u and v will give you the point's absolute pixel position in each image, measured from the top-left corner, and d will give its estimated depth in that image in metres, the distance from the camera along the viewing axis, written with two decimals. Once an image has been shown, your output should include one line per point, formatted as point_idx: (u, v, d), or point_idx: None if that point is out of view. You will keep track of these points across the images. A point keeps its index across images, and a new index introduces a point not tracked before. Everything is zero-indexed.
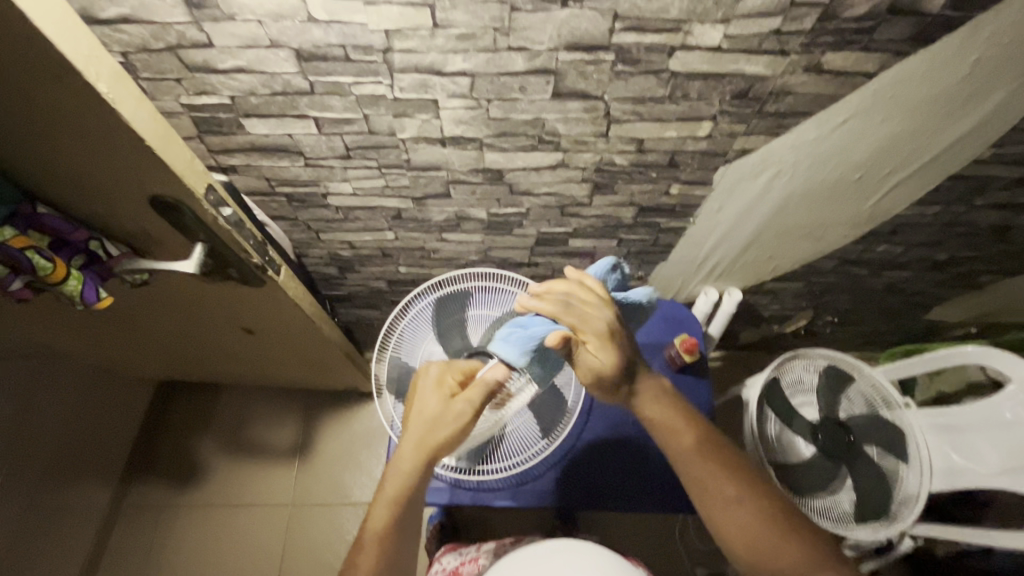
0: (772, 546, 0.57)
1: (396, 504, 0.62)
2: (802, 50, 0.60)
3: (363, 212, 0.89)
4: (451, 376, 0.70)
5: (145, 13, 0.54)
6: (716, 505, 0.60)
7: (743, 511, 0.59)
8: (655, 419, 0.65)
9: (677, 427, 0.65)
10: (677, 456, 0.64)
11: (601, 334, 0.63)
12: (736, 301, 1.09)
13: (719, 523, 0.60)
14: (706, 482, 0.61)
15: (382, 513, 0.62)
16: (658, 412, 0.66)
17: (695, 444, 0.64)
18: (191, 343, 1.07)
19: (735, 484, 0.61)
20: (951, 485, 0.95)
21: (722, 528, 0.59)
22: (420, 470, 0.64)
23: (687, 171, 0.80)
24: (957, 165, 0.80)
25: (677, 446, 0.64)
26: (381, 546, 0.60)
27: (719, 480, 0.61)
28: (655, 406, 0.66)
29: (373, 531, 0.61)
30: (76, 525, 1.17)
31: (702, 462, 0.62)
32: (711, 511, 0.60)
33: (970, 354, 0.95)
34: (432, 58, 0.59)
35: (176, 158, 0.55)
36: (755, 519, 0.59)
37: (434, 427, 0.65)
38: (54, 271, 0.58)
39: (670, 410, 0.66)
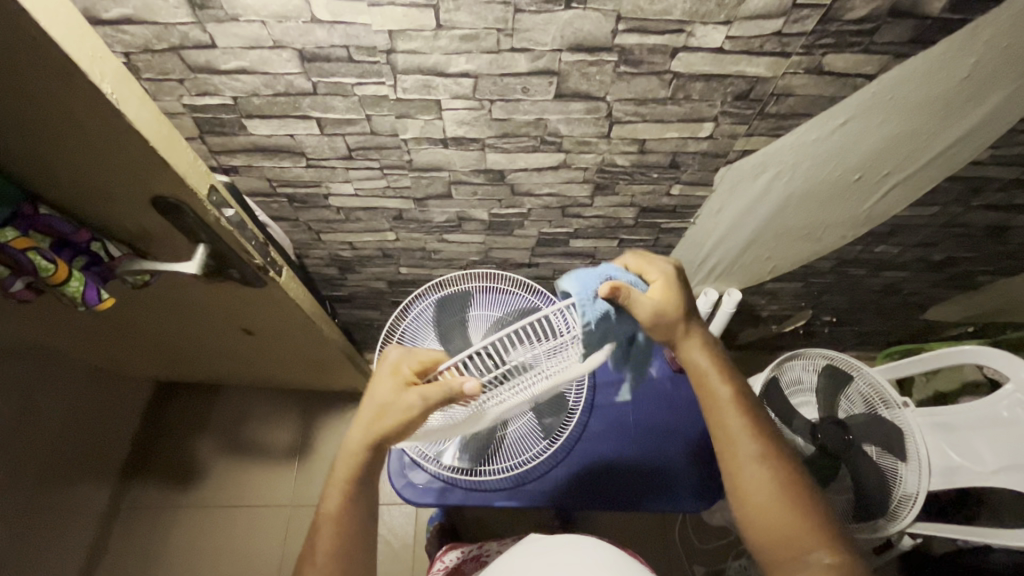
0: (783, 511, 0.58)
1: (349, 492, 0.62)
2: (804, 52, 0.60)
3: (365, 213, 0.89)
4: (413, 364, 0.62)
5: (148, 14, 0.54)
6: (737, 462, 0.62)
7: (764, 472, 0.60)
8: (697, 370, 0.66)
9: (717, 381, 0.66)
10: (712, 408, 0.65)
11: (666, 278, 0.64)
12: (735, 300, 1.07)
13: (737, 479, 0.61)
14: (734, 437, 0.63)
15: (337, 496, 0.62)
16: (701, 362, 0.66)
17: (732, 398, 0.65)
18: (190, 343, 1.07)
19: (762, 445, 0.62)
20: (949, 484, 0.96)
21: (737, 485, 0.61)
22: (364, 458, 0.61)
23: (688, 172, 0.80)
24: (956, 166, 0.80)
25: (713, 399, 0.65)
26: (335, 526, 0.61)
27: (747, 438, 0.62)
28: (699, 359, 0.66)
29: (327, 511, 0.61)
30: (73, 526, 1.17)
31: (735, 417, 0.64)
32: (732, 466, 0.62)
33: (966, 354, 0.96)
34: (435, 59, 0.59)
35: (179, 159, 0.55)
36: (773, 482, 0.60)
37: (385, 416, 0.60)
38: (55, 273, 0.58)
39: (713, 363, 0.67)
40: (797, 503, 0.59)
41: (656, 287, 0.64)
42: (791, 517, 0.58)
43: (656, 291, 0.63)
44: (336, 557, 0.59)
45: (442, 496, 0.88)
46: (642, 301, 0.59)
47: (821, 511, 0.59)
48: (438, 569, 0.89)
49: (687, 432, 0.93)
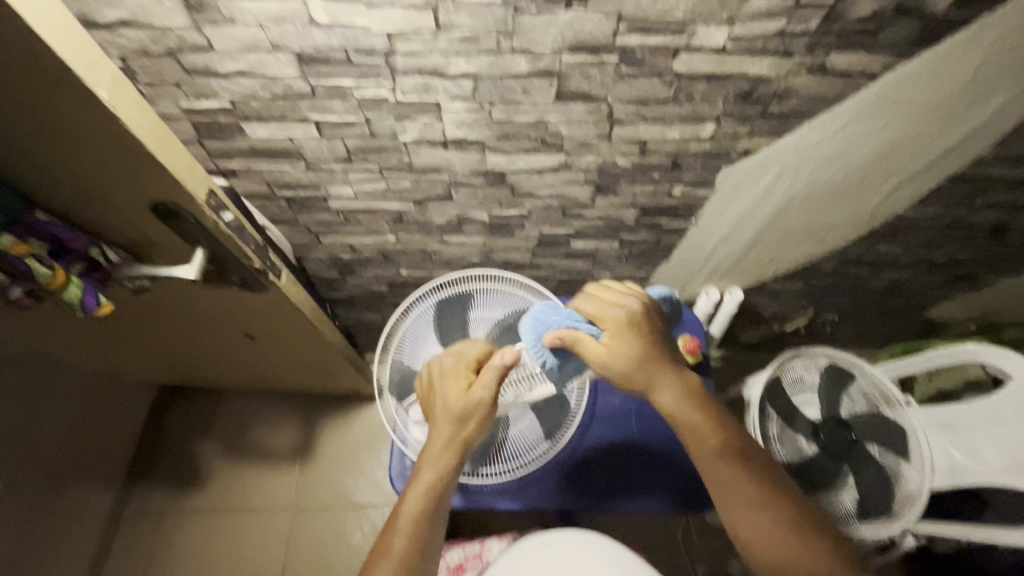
0: (794, 555, 0.59)
1: (432, 494, 0.65)
2: (807, 52, 0.60)
3: (364, 216, 0.89)
4: (464, 366, 0.70)
5: (144, 17, 0.54)
6: (739, 511, 0.62)
7: (767, 516, 0.61)
8: (678, 417, 0.66)
9: (699, 425, 0.66)
10: (702, 457, 0.65)
11: (619, 322, 0.68)
12: (735, 301, 1.08)
13: (743, 525, 0.61)
14: (730, 483, 0.63)
15: (416, 502, 0.64)
16: (682, 410, 0.66)
17: (717, 443, 0.65)
18: (191, 347, 1.07)
19: (759, 488, 0.63)
20: (951, 482, 0.96)
21: (746, 535, 0.61)
22: (452, 458, 0.66)
23: (689, 173, 0.79)
24: (959, 165, 0.80)
25: (700, 445, 0.65)
26: (416, 530, 0.63)
27: (744, 485, 0.62)
28: (676, 404, 0.67)
29: (408, 516, 0.64)
30: (77, 531, 1.16)
31: (728, 465, 0.64)
32: (736, 516, 0.62)
33: (968, 352, 0.96)
34: (435, 60, 0.59)
35: (177, 164, 0.54)
36: (777, 525, 0.60)
37: (459, 413, 0.67)
38: (54, 279, 0.57)
39: (689, 406, 0.66)
40: (805, 542, 0.59)
41: (608, 334, 0.67)
42: (803, 560, 0.58)
43: (606, 340, 0.66)
44: (411, 556, 0.61)
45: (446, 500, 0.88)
46: (588, 351, 0.66)
47: (827, 538, 0.60)
48: (441, 568, 0.88)
49: None
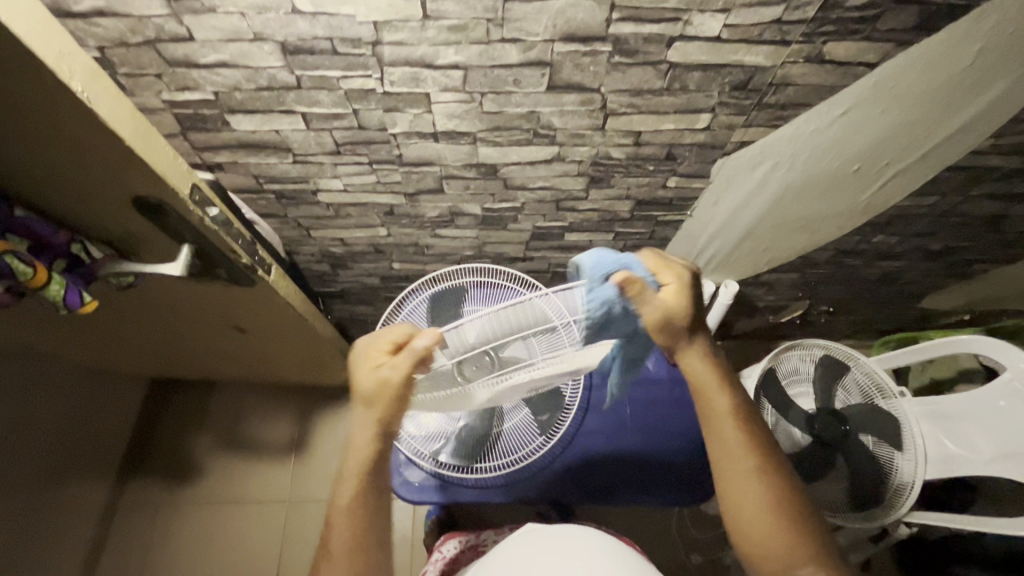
0: (775, 527, 0.59)
1: (361, 484, 0.61)
2: (804, 40, 0.58)
3: (354, 209, 0.87)
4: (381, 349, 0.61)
5: (121, 6, 0.52)
6: (731, 477, 0.62)
7: (759, 487, 0.60)
8: (698, 381, 0.66)
9: (715, 393, 0.65)
10: (709, 420, 0.65)
11: (683, 275, 0.64)
12: (733, 293, 1.06)
13: (732, 497, 0.61)
14: (729, 456, 0.62)
15: (348, 493, 0.61)
16: (702, 371, 0.65)
17: (728, 413, 0.64)
18: (182, 342, 1.05)
19: (758, 459, 0.62)
20: (943, 473, 0.96)
21: (731, 500, 0.61)
22: (374, 444, 0.61)
23: (684, 164, 0.78)
24: (956, 155, 0.79)
25: (711, 410, 0.65)
26: (352, 522, 0.60)
27: (742, 459, 0.62)
28: (698, 370, 0.66)
29: (341, 509, 0.61)
30: (71, 527, 1.16)
31: (733, 431, 0.63)
32: (727, 481, 0.62)
33: (962, 344, 0.96)
34: (424, 50, 0.57)
35: (158, 158, 0.53)
36: (767, 498, 0.60)
37: (373, 403, 0.60)
38: (34, 276, 0.56)
39: (712, 374, 0.65)
40: (789, 518, 0.59)
41: (668, 285, 0.63)
42: (781, 533, 0.59)
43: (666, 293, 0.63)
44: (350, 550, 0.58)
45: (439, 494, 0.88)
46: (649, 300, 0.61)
47: (814, 529, 0.60)
48: (435, 560, 0.86)
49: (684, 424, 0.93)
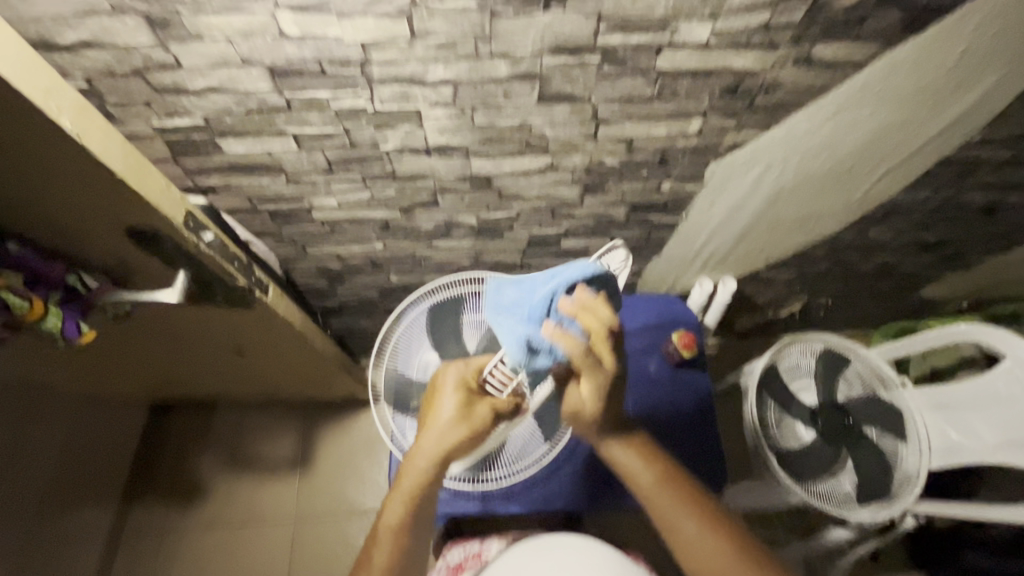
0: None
1: (411, 505, 0.61)
2: (792, 44, 0.58)
3: (349, 225, 0.87)
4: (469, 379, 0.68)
5: (107, 38, 0.52)
6: (682, 546, 0.60)
7: (711, 546, 0.59)
8: (618, 463, 0.65)
9: (637, 469, 0.64)
10: (642, 497, 0.63)
11: (601, 369, 0.61)
12: (730, 291, 1.08)
13: (694, 564, 0.59)
14: (669, 521, 0.61)
15: (398, 509, 0.61)
16: (621, 456, 0.65)
17: (655, 484, 0.63)
18: (181, 364, 1.05)
19: (696, 519, 0.61)
20: (949, 463, 0.96)
21: (697, 570, 0.59)
22: (436, 470, 0.63)
23: (678, 168, 0.78)
24: (948, 150, 0.79)
25: (639, 487, 0.63)
26: (398, 541, 0.60)
27: (683, 519, 0.61)
28: (619, 449, 0.65)
29: (388, 526, 0.60)
30: (77, 551, 1.15)
31: (667, 500, 0.62)
32: (684, 552, 0.60)
33: (961, 334, 0.96)
34: (412, 68, 0.57)
35: (152, 188, 0.53)
36: (720, 555, 0.58)
37: (455, 431, 0.64)
38: (31, 310, 0.56)
39: (632, 450, 0.65)
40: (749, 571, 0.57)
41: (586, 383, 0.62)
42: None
43: (579, 395, 0.63)
44: (395, 569, 0.58)
45: (448, 507, 0.88)
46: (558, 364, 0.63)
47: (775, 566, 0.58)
48: (440, 568, 0.84)
49: (687, 426, 0.94)
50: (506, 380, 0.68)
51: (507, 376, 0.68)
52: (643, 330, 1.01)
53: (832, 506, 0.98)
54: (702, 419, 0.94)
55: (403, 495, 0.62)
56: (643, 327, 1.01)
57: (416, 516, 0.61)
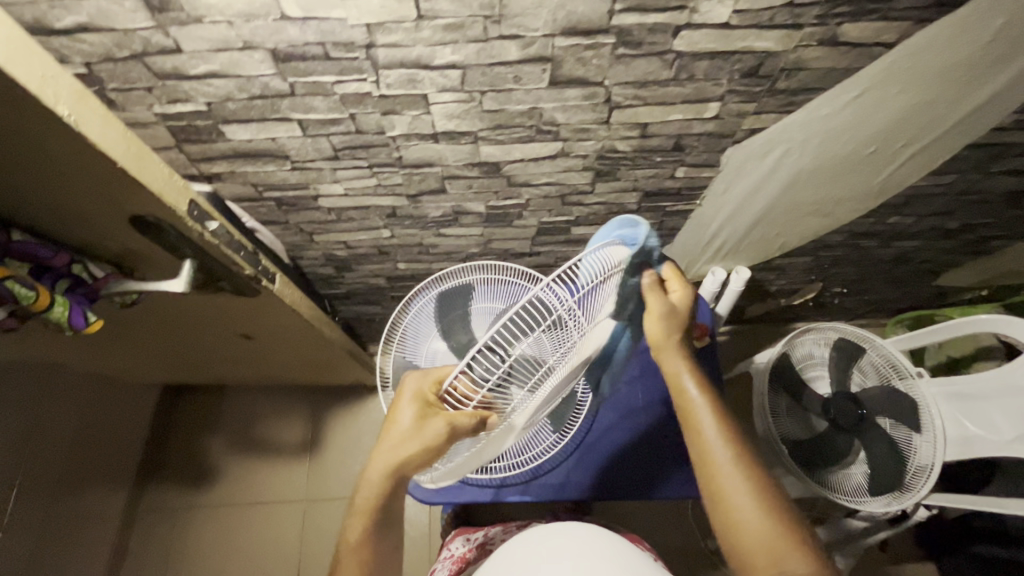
0: (753, 513, 0.55)
1: (368, 524, 0.57)
2: (817, 22, 0.55)
3: (356, 212, 0.86)
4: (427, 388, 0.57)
5: (105, 21, 0.51)
6: (708, 463, 0.58)
7: (735, 474, 0.57)
8: (670, 370, 0.65)
9: (688, 382, 0.63)
10: (684, 410, 0.63)
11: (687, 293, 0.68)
12: (744, 279, 1.01)
13: (713, 483, 0.58)
14: (702, 437, 0.60)
15: (355, 527, 0.58)
16: (676, 364, 0.64)
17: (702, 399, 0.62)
18: (191, 350, 1.05)
19: (732, 444, 0.59)
20: (964, 455, 0.93)
21: (712, 490, 0.58)
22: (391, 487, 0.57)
23: (693, 154, 0.76)
24: (976, 133, 0.76)
25: (685, 398, 0.63)
26: (356, 560, 0.57)
27: (715, 439, 0.59)
28: (675, 359, 0.64)
29: (347, 544, 0.57)
30: (93, 533, 1.17)
31: (708, 420, 0.61)
32: (706, 470, 0.58)
33: (981, 323, 0.94)
34: (419, 51, 0.55)
35: (153, 176, 0.52)
36: (742, 483, 0.56)
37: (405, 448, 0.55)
38: (37, 300, 0.55)
39: (688, 364, 0.64)
40: (771, 509, 0.55)
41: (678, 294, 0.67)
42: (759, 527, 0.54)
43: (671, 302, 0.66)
44: None
45: (455, 494, 0.86)
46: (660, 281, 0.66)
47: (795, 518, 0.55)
48: (445, 558, 0.83)
49: None
50: (467, 394, 0.51)
51: (471, 388, 0.51)
52: None
53: (842, 496, 0.98)
54: None
55: (360, 511, 0.58)
56: None
57: (376, 528, 0.58)
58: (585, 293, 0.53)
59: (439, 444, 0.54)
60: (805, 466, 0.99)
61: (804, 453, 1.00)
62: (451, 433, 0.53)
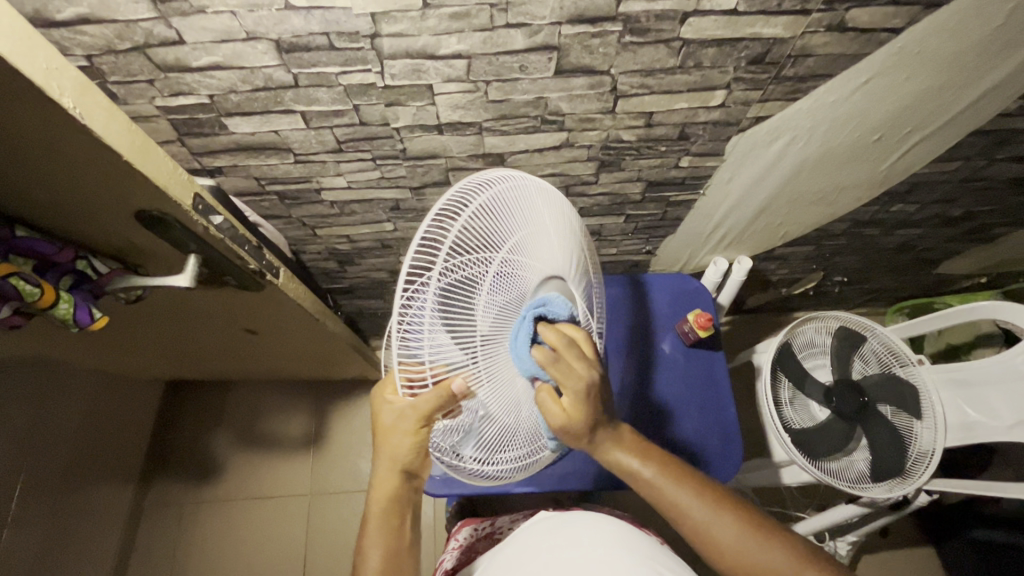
0: (762, 554, 0.54)
1: (385, 520, 0.58)
2: (825, 8, 0.55)
3: (359, 206, 0.85)
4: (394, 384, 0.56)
5: (106, 12, 0.50)
6: (700, 535, 0.57)
7: (726, 528, 0.56)
8: (617, 465, 0.60)
9: (634, 464, 0.60)
10: (648, 491, 0.59)
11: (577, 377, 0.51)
12: (746, 269, 1.00)
13: (716, 551, 0.56)
14: (679, 511, 0.58)
15: (371, 530, 0.58)
16: (621, 456, 0.60)
17: (657, 473, 0.59)
18: (193, 346, 1.05)
19: (706, 502, 0.57)
20: (965, 441, 0.95)
21: (721, 556, 0.56)
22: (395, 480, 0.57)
23: (698, 143, 0.75)
24: (981, 121, 0.76)
25: (642, 482, 0.59)
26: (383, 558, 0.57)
27: (689, 507, 0.57)
28: (618, 449, 0.60)
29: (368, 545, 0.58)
30: (101, 528, 1.17)
31: (671, 488, 0.58)
32: (704, 542, 0.56)
33: (982, 309, 0.94)
34: (425, 41, 0.55)
35: (157, 168, 0.51)
36: (738, 534, 0.55)
37: (393, 443, 0.55)
38: (43, 297, 0.55)
39: (630, 448, 0.60)
40: (775, 541, 0.55)
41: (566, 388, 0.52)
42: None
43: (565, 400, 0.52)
44: None
45: (460, 485, 0.85)
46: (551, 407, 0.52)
47: (792, 536, 0.56)
48: (451, 549, 0.83)
49: (703, 401, 0.93)
50: (415, 376, 0.48)
51: (416, 369, 0.47)
52: (653, 307, 0.99)
53: (846, 483, 0.97)
54: (718, 393, 0.94)
55: (377, 510, 0.58)
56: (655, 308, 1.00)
57: (393, 515, 0.58)
58: (478, 208, 0.50)
59: (426, 426, 0.53)
60: (809, 455, 0.97)
61: (807, 441, 0.97)
62: (426, 415, 0.51)
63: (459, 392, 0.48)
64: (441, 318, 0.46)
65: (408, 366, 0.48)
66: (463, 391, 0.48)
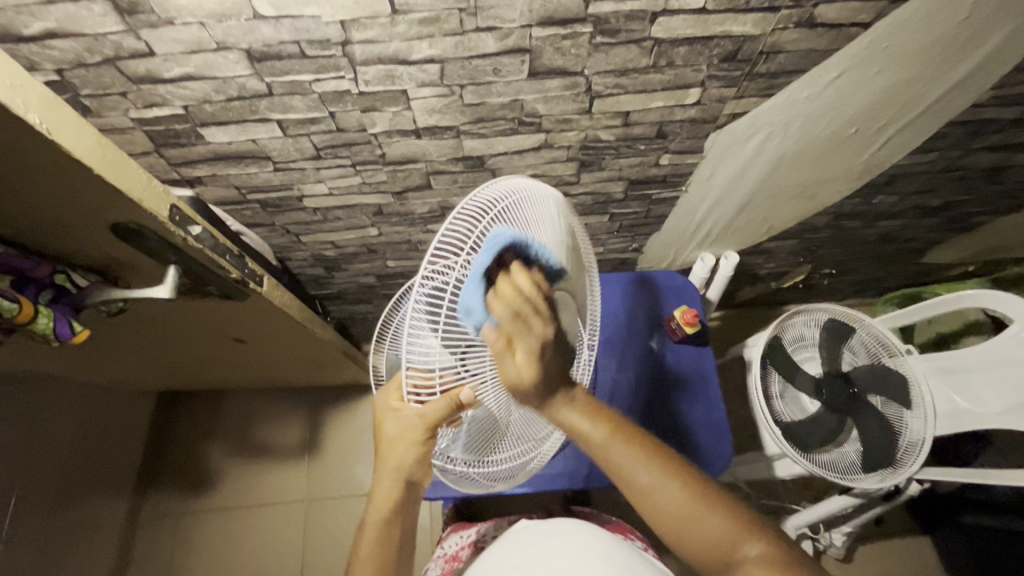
0: (708, 522, 0.51)
1: (383, 530, 0.58)
2: (793, 5, 0.56)
3: (342, 211, 0.85)
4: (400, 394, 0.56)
5: (73, 26, 0.50)
6: (645, 501, 0.53)
7: (672, 496, 0.52)
8: (568, 425, 0.55)
9: (586, 426, 0.55)
10: (596, 454, 0.55)
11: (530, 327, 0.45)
12: (733, 264, 1.01)
13: (660, 519, 0.52)
14: (626, 475, 0.54)
15: (369, 540, 0.59)
16: (573, 416, 0.55)
17: (608, 434, 0.55)
18: (183, 356, 1.05)
19: (655, 468, 0.54)
20: (953, 429, 0.95)
21: (665, 523, 0.52)
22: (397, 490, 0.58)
23: (676, 141, 0.76)
24: (955, 111, 0.76)
25: (593, 444, 0.55)
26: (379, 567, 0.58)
27: (637, 471, 0.53)
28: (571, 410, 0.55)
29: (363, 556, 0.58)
30: (95, 542, 1.17)
31: (621, 451, 0.54)
32: (648, 508, 0.53)
33: (967, 298, 0.94)
34: (396, 46, 0.55)
35: (131, 182, 0.51)
36: (684, 501, 0.52)
37: (399, 453, 0.55)
38: (21, 312, 0.54)
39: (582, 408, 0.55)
40: (721, 508, 0.52)
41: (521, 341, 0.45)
42: (763, 561, 0.48)
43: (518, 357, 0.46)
44: None
45: (451, 488, 0.85)
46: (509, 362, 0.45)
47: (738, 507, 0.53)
48: (438, 556, 0.83)
49: (695, 398, 0.93)
50: (423, 382, 0.47)
51: (425, 378, 0.47)
52: (643, 305, 1.00)
53: (837, 474, 0.97)
54: (708, 388, 0.94)
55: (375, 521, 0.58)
56: (645, 306, 1.00)
57: (392, 527, 0.59)
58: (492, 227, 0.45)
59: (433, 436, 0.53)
60: (800, 447, 0.97)
61: (798, 433, 0.97)
62: (434, 423, 0.51)
63: (467, 402, 0.47)
64: (423, 322, 0.42)
65: (418, 372, 0.47)
66: (469, 402, 0.47)
